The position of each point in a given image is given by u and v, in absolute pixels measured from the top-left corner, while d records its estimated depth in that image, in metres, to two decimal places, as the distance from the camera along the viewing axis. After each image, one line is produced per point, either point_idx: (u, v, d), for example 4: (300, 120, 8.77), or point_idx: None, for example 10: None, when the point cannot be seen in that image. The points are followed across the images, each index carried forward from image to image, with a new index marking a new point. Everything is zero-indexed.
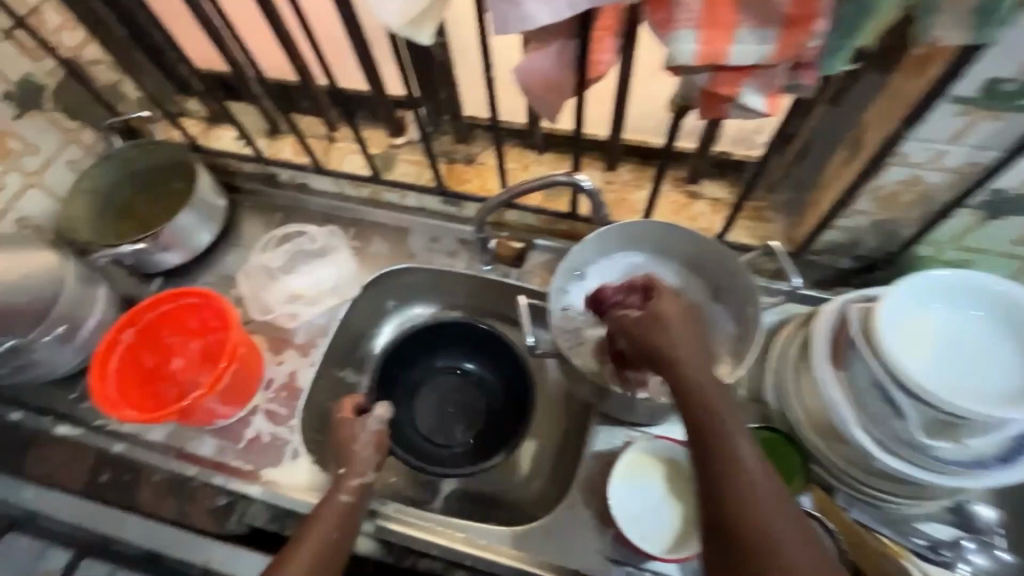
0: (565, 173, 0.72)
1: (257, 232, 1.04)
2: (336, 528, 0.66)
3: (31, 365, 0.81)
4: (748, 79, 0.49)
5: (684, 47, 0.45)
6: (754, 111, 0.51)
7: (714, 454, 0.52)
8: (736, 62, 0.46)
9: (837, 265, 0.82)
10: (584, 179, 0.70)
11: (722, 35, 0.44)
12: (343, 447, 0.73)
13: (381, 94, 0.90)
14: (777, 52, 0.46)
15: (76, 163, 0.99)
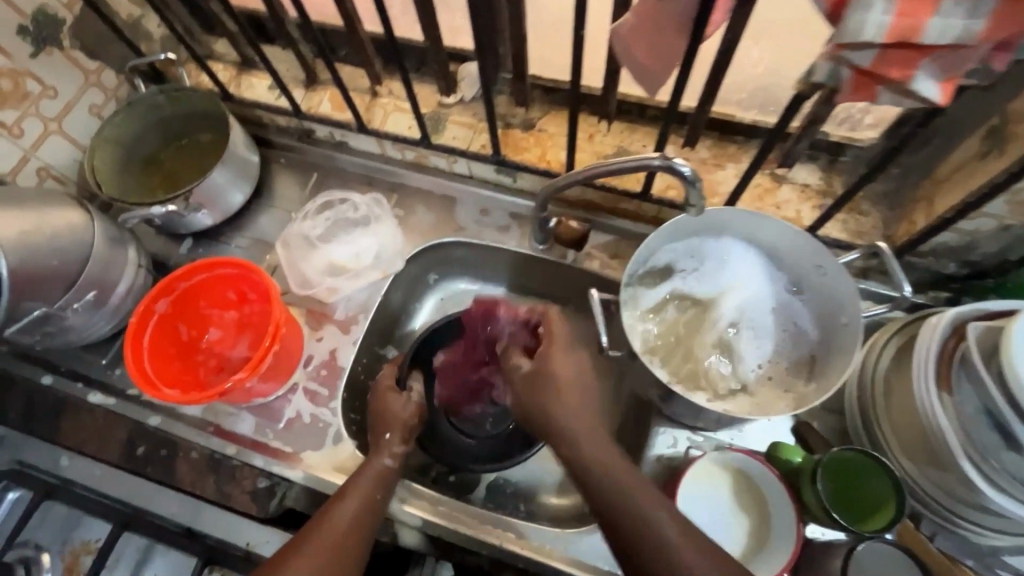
0: (660, 156, 0.58)
1: (292, 193, 0.96)
2: (378, 488, 0.67)
3: (62, 331, 0.76)
4: (930, 60, 0.41)
5: (875, 17, 0.38)
6: (924, 98, 0.44)
7: (632, 521, 0.55)
8: (930, 38, 0.39)
9: (941, 269, 0.73)
10: (683, 163, 0.57)
11: (924, 5, 0.38)
12: (387, 418, 0.74)
13: (434, 46, 0.80)
14: (986, 31, 0.39)
15: (98, 108, 0.91)
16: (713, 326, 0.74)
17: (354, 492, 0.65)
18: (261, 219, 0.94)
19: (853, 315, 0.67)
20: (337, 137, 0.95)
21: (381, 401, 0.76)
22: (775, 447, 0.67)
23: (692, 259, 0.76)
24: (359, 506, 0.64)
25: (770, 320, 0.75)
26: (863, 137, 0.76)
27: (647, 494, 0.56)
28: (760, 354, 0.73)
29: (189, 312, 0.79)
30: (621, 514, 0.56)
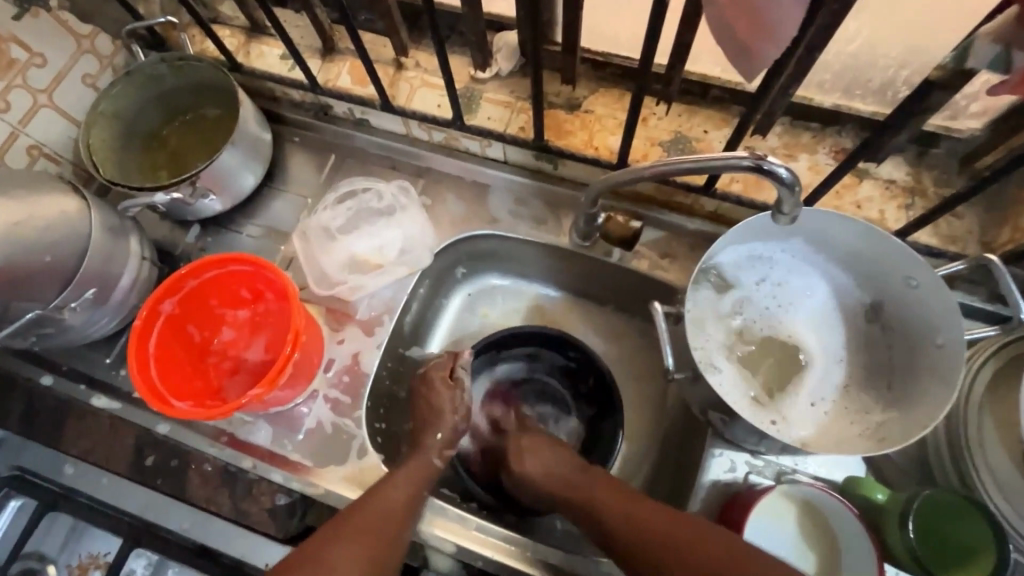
0: (749, 156, 0.51)
1: (307, 176, 0.87)
2: (420, 483, 0.65)
3: (61, 332, 0.69)
4: None
5: None
6: None
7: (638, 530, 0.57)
8: None
9: None
10: (780, 165, 0.49)
11: None
12: (436, 414, 0.70)
13: (471, 12, 0.69)
14: None
15: (92, 78, 0.82)
16: (781, 344, 0.67)
17: (394, 486, 0.63)
18: (274, 205, 0.86)
19: (946, 334, 0.60)
20: (358, 114, 0.86)
21: (425, 398, 0.72)
22: (854, 482, 0.60)
23: (759, 267, 0.69)
24: (397, 500, 0.62)
25: (837, 338, 0.68)
26: (964, 127, 0.66)
27: (640, 502, 0.59)
28: (829, 376, 0.67)
29: (200, 311, 0.72)
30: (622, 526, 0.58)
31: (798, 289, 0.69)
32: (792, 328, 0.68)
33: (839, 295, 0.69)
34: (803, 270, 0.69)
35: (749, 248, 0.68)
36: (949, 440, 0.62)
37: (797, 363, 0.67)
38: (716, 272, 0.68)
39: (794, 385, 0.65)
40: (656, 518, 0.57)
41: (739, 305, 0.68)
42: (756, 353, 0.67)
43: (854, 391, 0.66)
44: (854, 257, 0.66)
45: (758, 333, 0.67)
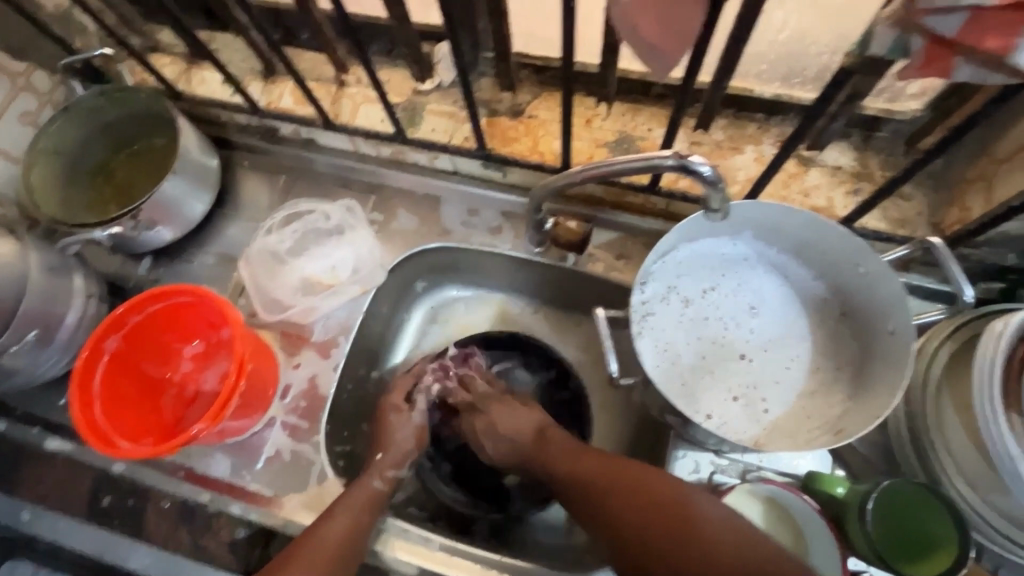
0: (673, 155, 0.50)
1: (258, 201, 0.86)
2: (365, 509, 0.62)
3: (8, 375, 0.68)
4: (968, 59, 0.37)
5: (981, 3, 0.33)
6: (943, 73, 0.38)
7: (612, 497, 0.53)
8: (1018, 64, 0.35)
9: (997, 261, 0.64)
10: (701, 162, 0.48)
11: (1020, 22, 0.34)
12: (384, 438, 0.69)
13: (404, 26, 0.68)
14: None
15: (31, 116, 0.81)
16: (738, 343, 0.65)
17: (338, 516, 0.60)
18: (225, 232, 0.85)
19: (901, 321, 0.58)
20: (304, 134, 0.85)
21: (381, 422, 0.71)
22: (811, 478, 0.59)
23: (709, 264, 0.68)
24: (344, 533, 0.59)
25: (793, 342, 0.66)
26: (905, 109, 0.65)
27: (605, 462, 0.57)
28: (782, 377, 0.65)
29: (149, 347, 0.70)
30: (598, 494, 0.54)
31: (745, 300, 0.67)
32: (742, 333, 0.66)
33: (798, 295, 0.68)
34: (754, 275, 0.68)
35: (697, 246, 0.68)
36: (912, 433, 0.62)
37: (738, 365, 0.65)
38: (669, 267, 0.67)
39: (752, 380, 0.64)
40: (636, 496, 0.52)
41: (679, 301, 0.67)
42: (698, 353, 0.65)
43: (818, 385, 0.64)
44: (803, 246, 0.66)
45: (697, 340, 0.66)
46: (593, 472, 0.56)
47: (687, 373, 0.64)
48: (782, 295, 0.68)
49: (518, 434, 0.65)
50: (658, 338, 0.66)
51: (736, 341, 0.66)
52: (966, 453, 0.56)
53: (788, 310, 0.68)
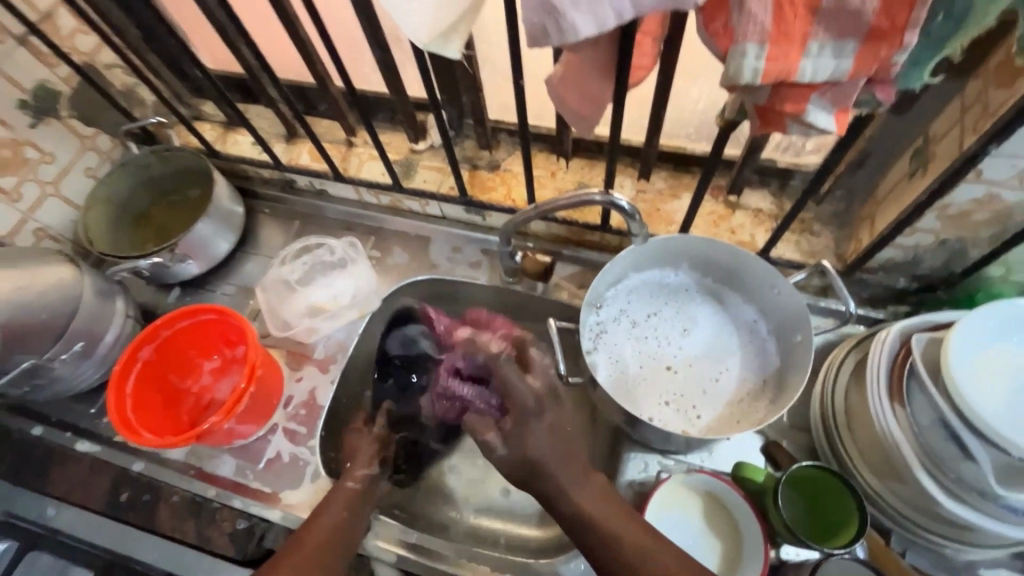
0: (600, 192, 0.67)
1: (274, 241, 1.01)
2: (346, 508, 0.70)
3: (52, 382, 0.80)
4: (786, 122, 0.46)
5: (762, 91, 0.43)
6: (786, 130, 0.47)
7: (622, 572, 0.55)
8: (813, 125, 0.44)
9: (892, 284, 0.75)
10: (620, 198, 0.66)
11: (804, 95, 0.42)
12: (351, 449, 0.76)
13: (403, 98, 0.85)
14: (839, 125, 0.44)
15: (93, 170, 0.97)
16: (674, 357, 0.76)
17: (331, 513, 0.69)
18: (245, 267, 0.99)
19: (809, 333, 0.69)
20: (317, 186, 1.00)
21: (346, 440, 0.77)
22: (738, 467, 0.68)
23: (653, 292, 0.80)
24: (336, 525, 0.68)
25: (724, 357, 0.77)
26: (808, 162, 0.79)
27: (626, 520, 0.57)
28: (714, 387, 0.75)
29: (174, 360, 0.82)
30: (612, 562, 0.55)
31: (680, 323, 0.79)
32: (678, 350, 0.77)
33: (730, 320, 0.79)
34: (690, 303, 0.80)
35: (644, 274, 0.80)
36: (827, 433, 0.71)
37: (669, 377, 0.75)
38: (618, 292, 0.79)
39: (687, 389, 0.75)
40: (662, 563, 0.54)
41: (625, 322, 0.78)
42: (636, 365, 0.76)
43: (746, 393, 0.74)
44: (732, 274, 0.78)
45: (639, 353, 0.77)
46: (617, 530, 0.56)
47: (633, 382, 0.75)
48: (716, 317, 0.79)
49: (556, 461, 0.57)
50: (608, 352, 0.76)
51: (670, 356, 0.76)
52: (868, 446, 0.66)
53: (719, 333, 0.78)
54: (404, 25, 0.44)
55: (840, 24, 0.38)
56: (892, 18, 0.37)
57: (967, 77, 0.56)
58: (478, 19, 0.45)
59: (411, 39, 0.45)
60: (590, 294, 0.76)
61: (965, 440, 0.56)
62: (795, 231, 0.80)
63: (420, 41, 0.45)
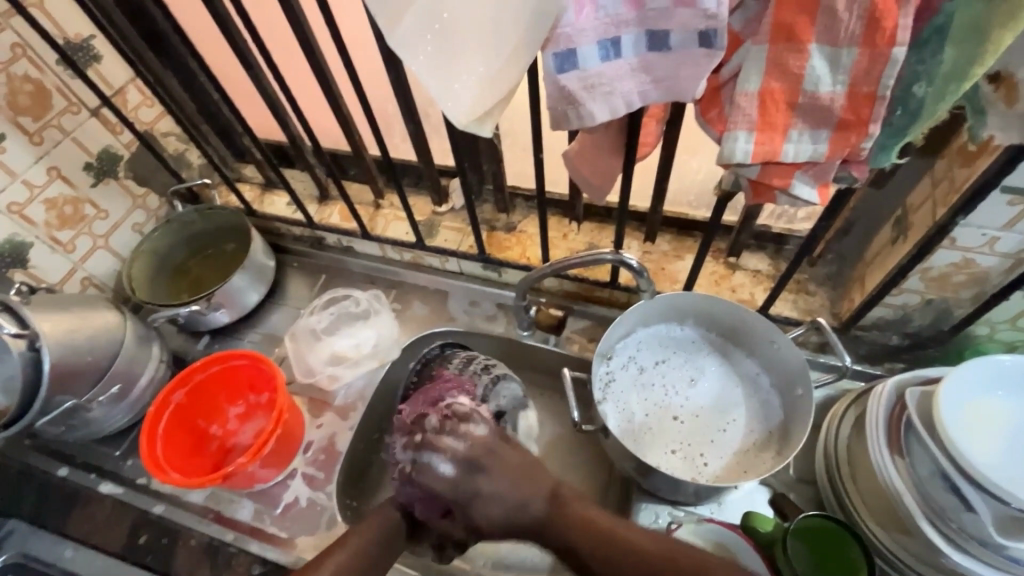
0: (611, 252, 0.74)
1: (302, 293, 1.07)
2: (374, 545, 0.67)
3: (86, 423, 0.84)
4: (779, 195, 0.53)
5: (751, 169, 0.50)
6: (783, 200, 0.53)
7: (592, 548, 0.60)
8: (797, 197, 0.51)
9: (886, 341, 0.80)
10: (629, 257, 0.73)
11: (790, 171, 0.49)
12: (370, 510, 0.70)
13: (430, 165, 0.94)
14: (821, 197, 0.51)
15: (140, 226, 1.05)
16: (679, 407, 0.80)
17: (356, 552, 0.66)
18: (272, 316, 1.05)
19: (810, 387, 0.73)
20: (345, 243, 1.08)
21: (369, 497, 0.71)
22: (749, 516, 0.70)
23: (661, 347, 0.85)
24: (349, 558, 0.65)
25: (729, 408, 0.81)
26: (801, 228, 0.86)
27: (591, 507, 0.63)
28: (720, 437, 0.78)
29: (204, 403, 0.86)
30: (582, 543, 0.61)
31: (688, 373, 0.83)
32: (684, 401, 0.81)
33: (735, 375, 0.83)
34: (698, 355, 0.84)
35: (652, 328, 0.85)
36: (833, 486, 0.73)
37: (675, 427, 0.79)
38: (628, 344, 0.84)
39: (694, 439, 0.78)
40: (627, 538, 0.60)
41: (634, 372, 0.83)
42: (643, 414, 0.80)
43: (750, 443, 0.77)
44: (735, 331, 0.82)
45: (646, 403, 0.81)
46: (574, 518, 0.62)
47: (641, 431, 0.78)
48: (722, 370, 0.83)
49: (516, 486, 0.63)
50: (617, 401, 0.80)
51: (676, 406, 0.80)
52: (872, 497, 0.68)
53: (726, 384, 0.82)
54: (445, 108, 0.50)
55: (815, 117, 0.45)
56: (857, 113, 0.44)
57: (936, 156, 0.63)
58: (508, 108, 0.51)
59: (451, 120, 0.50)
60: (601, 346, 0.81)
61: (962, 489, 0.59)
62: (791, 290, 0.85)
63: (459, 122, 0.50)
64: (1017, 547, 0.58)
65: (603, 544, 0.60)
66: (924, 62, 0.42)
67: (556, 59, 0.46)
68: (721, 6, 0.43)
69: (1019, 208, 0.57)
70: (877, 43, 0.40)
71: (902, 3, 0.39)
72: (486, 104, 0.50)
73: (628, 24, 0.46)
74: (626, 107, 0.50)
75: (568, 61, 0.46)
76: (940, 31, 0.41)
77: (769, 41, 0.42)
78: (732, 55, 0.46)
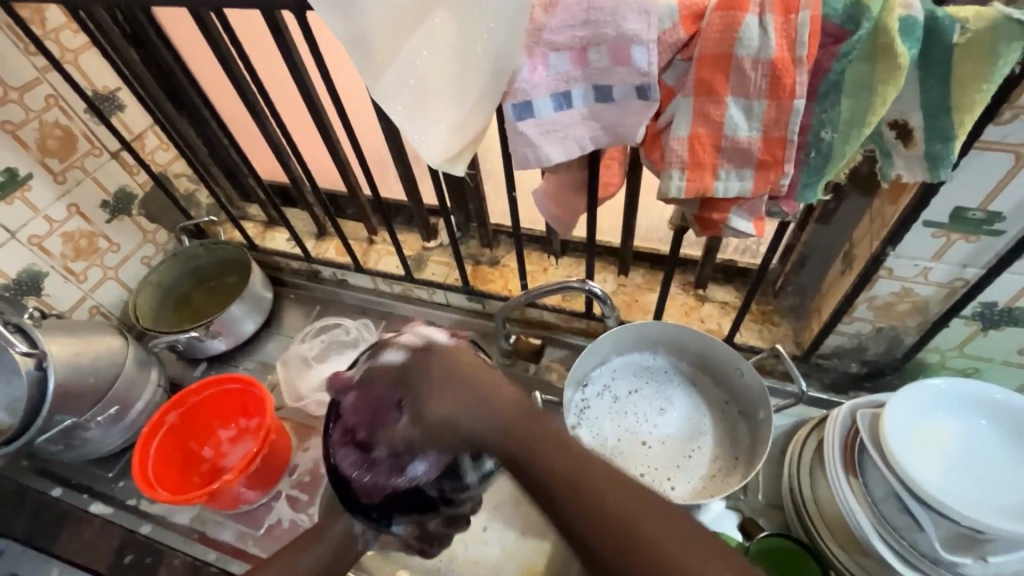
0: (578, 280, 0.79)
1: (296, 323, 1.13)
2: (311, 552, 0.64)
3: (83, 443, 0.88)
4: (722, 229, 0.58)
5: (689, 206, 0.57)
6: (732, 233, 0.59)
7: (595, 531, 0.39)
8: (732, 230, 0.57)
9: (846, 369, 0.84)
10: (594, 285, 0.78)
11: (725, 206, 0.55)
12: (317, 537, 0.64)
13: (419, 203, 1.01)
14: (757, 229, 0.57)
15: (149, 259, 1.12)
16: (648, 431, 0.83)
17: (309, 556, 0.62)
18: (267, 345, 1.10)
19: (770, 410, 0.77)
20: (339, 276, 1.14)
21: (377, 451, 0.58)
22: None
23: (635, 373, 0.89)
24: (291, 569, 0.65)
25: (698, 434, 0.84)
26: None
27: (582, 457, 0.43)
28: (689, 461, 0.81)
29: (197, 424, 0.90)
30: (574, 516, 0.40)
31: (660, 398, 0.86)
32: (654, 425, 0.84)
33: (704, 401, 0.86)
34: (670, 381, 0.88)
35: (625, 357, 0.90)
36: (796, 508, 0.75)
37: (646, 450, 0.82)
38: (602, 371, 0.88)
39: (663, 462, 0.81)
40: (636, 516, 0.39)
41: (609, 397, 0.86)
42: (615, 437, 0.83)
43: (718, 467, 0.80)
44: (703, 360, 0.87)
45: (619, 426, 0.84)
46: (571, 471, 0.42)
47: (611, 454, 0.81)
48: (693, 397, 0.87)
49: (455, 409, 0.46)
50: (589, 425, 0.84)
51: (645, 433, 0.83)
52: (834, 520, 0.70)
53: (696, 411, 0.86)
54: (422, 148, 0.57)
55: (738, 158, 0.52)
56: (773, 155, 0.51)
57: (871, 194, 0.69)
58: (479, 147, 0.58)
59: (427, 159, 0.57)
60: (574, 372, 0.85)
61: (912, 507, 0.62)
62: (756, 320, 0.90)
63: (433, 161, 0.57)
64: (965, 564, 0.61)
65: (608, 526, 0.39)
66: (827, 111, 0.49)
67: (514, 109, 0.54)
68: (651, 66, 0.50)
69: (943, 240, 0.62)
70: (780, 96, 0.47)
71: (797, 64, 0.46)
72: (457, 145, 0.57)
73: (576, 80, 0.53)
74: (579, 149, 0.56)
75: (525, 110, 0.54)
76: (836, 86, 0.47)
77: (693, 94, 0.50)
78: (666, 106, 0.53)
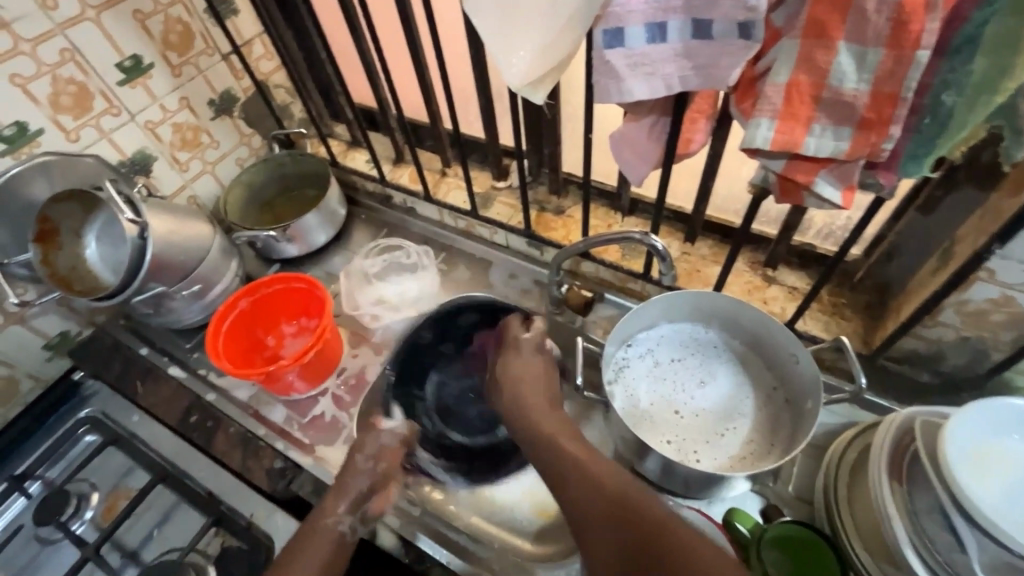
0: (640, 232, 0.77)
1: (363, 241, 1.19)
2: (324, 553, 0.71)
3: (169, 311, 0.99)
4: (805, 194, 0.55)
5: (774, 162, 0.53)
6: (827, 201, 0.54)
7: (599, 501, 0.60)
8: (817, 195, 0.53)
9: (915, 377, 0.79)
10: (656, 240, 0.75)
11: (813, 168, 0.52)
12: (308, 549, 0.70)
13: (495, 141, 1.01)
14: (845, 200, 0.53)
15: (242, 160, 1.21)
16: (683, 401, 0.82)
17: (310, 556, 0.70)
18: (334, 258, 1.17)
19: (821, 402, 0.73)
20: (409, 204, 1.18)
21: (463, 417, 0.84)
22: (732, 513, 0.72)
23: (682, 343, 0.87)
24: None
25: (736, 414, 0.81)
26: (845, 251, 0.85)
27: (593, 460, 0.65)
28: (720, 438, 0.79)
29: (263, 314, 0.98)
30: (582, 493, 0.62)
31: (703, 371, 0.85)
32: (690, 397, 0.83)
33: (750, 383, 0.84)
34: (717, 358, 0.85)
35: (676, 325, 0.88)
36: (826, 502, 0.72)
37: (677, 419, 0.81)
38: (648, 334, 0.87)
39: (693, 433, 0.80)
40: (613, 488, 0.61)
41: (650, 360, 0.85)
42: (650, 400, 0.82)
43: (749, 450, 0.78)
44: (758, 342, 0.83)
45: (655, 390, 0.83)
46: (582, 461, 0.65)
47: (641, 415, 0.81)
48: (737, 377, 0.84)
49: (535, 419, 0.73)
50: (625, 383, 0.84)
51: (681, 401, 0.82)
52: (867, 523, 0.67)
53: (738, 391, 0.83)
54: (506, 72, 0.57)
55: (839, 113, 0.48)
56: (879, 113, 0.47)
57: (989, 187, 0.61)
58: (563, 75, 0.58)
59: (510, 83, 0.58)
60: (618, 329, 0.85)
61: (957, 525, 0.57)
62: (823, 311, 0.85)
63: (516, 85, 0.58)
64: None
65: (606, 492, 0.61)
66: (955, 71, 0.44)
67: (605, 35, 0.52)
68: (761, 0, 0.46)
69: None
70: (903, 44, 0.43)
71: (930, 8, 0.41)
72: (542, 70, 0.56)
73: (676, 10, 0.50)
74: (666, 88, 0.54)
75: (616, 38, 0.52)
76: (971, 42, 0.42)
77: (802, 35, 0.45)
78: (770, 48, 0.50)
